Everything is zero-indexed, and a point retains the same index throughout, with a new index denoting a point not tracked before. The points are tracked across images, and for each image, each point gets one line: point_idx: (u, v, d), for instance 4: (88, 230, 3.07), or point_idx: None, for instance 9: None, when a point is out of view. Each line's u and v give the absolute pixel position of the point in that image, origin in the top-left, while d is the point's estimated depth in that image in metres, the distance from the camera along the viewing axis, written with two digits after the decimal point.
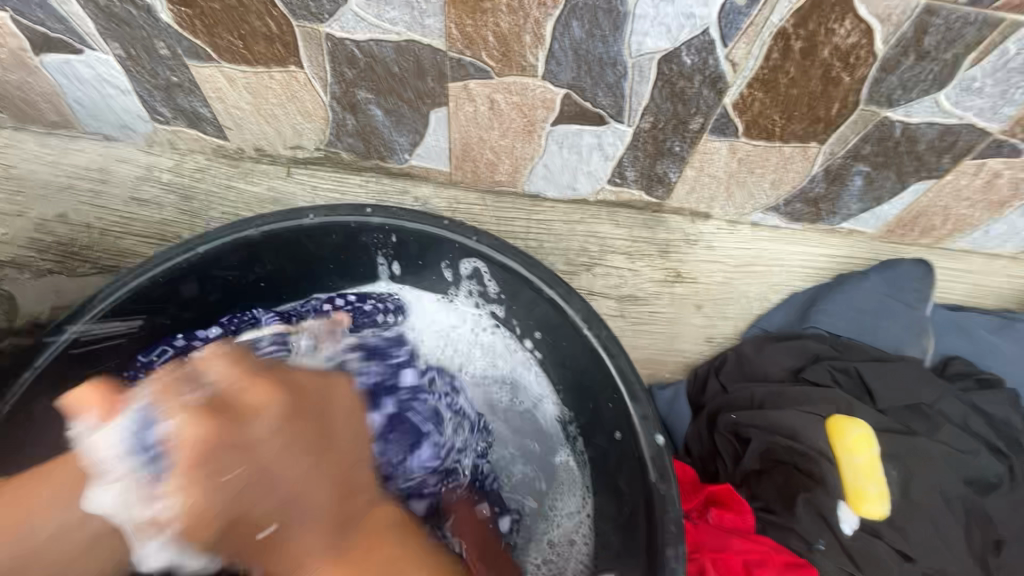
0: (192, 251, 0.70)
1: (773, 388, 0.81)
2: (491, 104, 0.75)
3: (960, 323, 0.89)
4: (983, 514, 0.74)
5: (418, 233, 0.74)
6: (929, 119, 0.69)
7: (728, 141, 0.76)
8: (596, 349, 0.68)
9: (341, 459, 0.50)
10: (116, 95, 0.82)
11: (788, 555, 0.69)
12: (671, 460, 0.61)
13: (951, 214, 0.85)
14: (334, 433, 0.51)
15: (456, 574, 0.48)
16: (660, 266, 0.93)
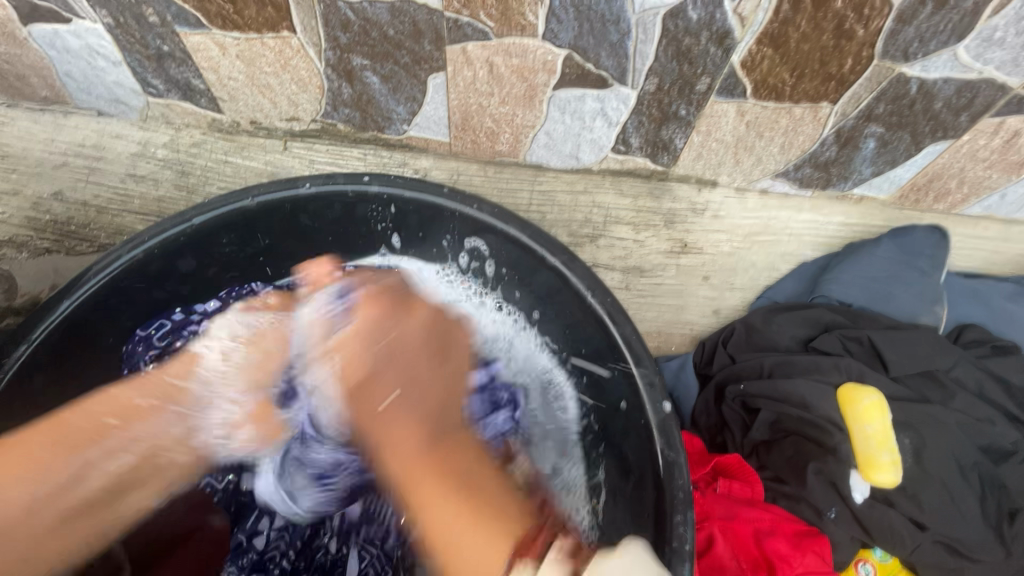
0: (187, 222, 0.69)
1: (781, 358, 0.79)
2: (490, 68, 0.73)
3: (976, 290, 0.87)
4: (999, 482, 0.73)
5: (417, 203, 0.73)
6: (947, 74, 0.66)
7: (735, 103, 0.74)
8: (600, 317, 0.66)
9: (457, 370, 0.63)
10: (107, 67, 0.80)
11: (799, 523, 0.68)
12: (678, 427, 0.60)
13: (968, 177, 0.82)
14: (451, 357, 0.63)
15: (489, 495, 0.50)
16: (666, 237, 0.91)
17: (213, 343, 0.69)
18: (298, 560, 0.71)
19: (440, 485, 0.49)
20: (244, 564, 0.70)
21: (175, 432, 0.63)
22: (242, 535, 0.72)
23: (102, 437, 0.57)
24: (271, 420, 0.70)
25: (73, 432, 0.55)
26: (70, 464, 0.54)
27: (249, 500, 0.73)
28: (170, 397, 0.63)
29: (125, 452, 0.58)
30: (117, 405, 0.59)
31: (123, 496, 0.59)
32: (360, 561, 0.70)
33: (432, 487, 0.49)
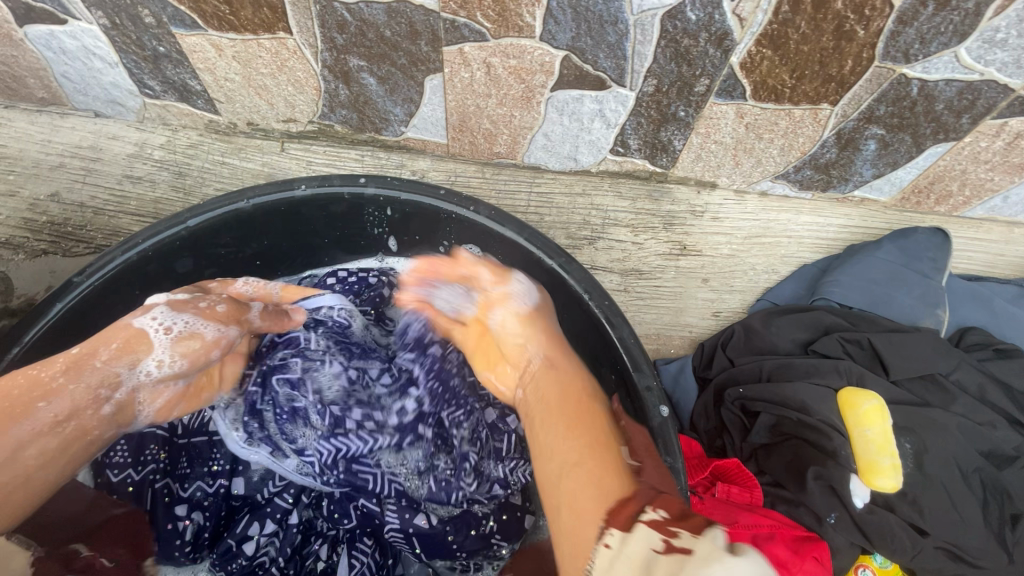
0: (182, 223, 0.68)
1: (781, 361, 0.78)
2: (488, 69, 0.72)
3: (977, 292, 0.86)
4: (1001, 487, 0.72)
5: (414, 204, 0.72)
6: (949, 75, 0.66)
7: (735, 104, 0.73)
8: (598, 321, 0.66)
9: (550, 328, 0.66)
10: (103, 68, 0.80)
11: (798, 529, 0.68)
12: (676, 433, 0.59)
13: (970, 179, 0.81)
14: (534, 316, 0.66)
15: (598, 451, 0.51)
16: (666, 239, 0.90)
17: (155, 337, 0.60)
18: (289, 567, 0.68)
19: (575, 434, 0.52)
20: (234, 569, 0.66)
21: (115, 407, 0.59)
22: (232, 541, 0.67)
23: (28, 415, 0.53)
24: (173, 409, 0.64)
25: (10, 403, 0.52)
26: (6, 441, 0.51)
27: (241, 505, 0.70)
28: (105, 383, 0.57)
29: (54, 428, 0.54)
30: (33, 384, 0.54)
31: (51, 467, 0.54)
32: (350, 570, 0.67)
33: (576, 427, 0.53)
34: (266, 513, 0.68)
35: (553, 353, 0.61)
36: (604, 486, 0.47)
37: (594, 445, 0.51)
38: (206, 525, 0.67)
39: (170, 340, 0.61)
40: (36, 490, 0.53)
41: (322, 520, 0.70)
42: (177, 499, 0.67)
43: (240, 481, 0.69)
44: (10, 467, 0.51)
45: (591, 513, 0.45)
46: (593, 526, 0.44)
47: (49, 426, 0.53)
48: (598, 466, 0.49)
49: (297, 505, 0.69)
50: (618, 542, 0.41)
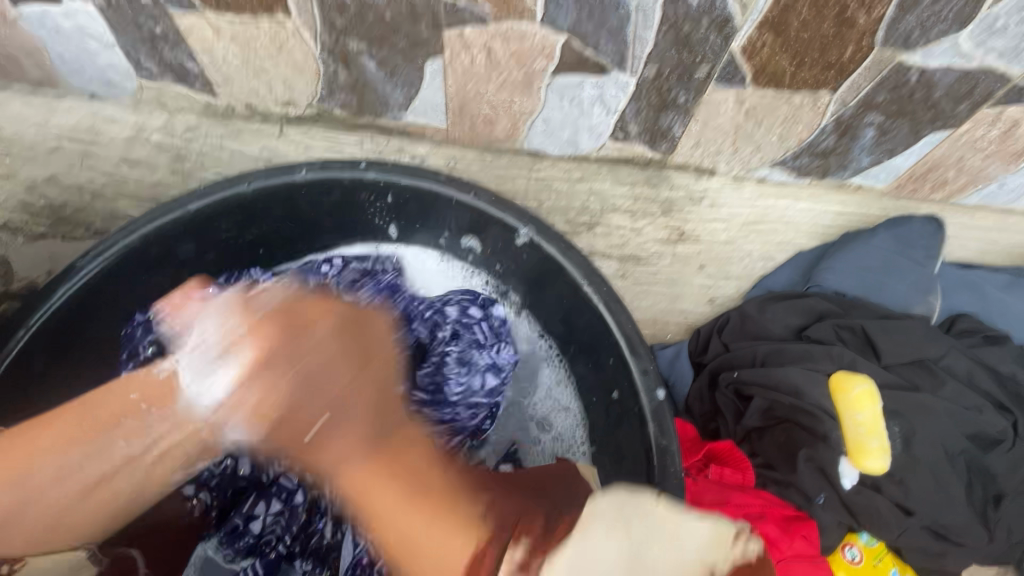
0: (184, 207, 0.68)
1: (775, 346, 0.80)
2: (488, 53, 0.72)
3: (969, 279, 0.87)
4: (985, 468, 0.74)
5: (413, 189, 0.72)
6: (947, 63, 0.66)
7: (735, 91, 0.73)
8: (596, 306, 0.66)
9: (377, 369, 0.59)
10: (99, 49, 0.79)
11: (788, 509, 0.70)
12: (671, 415, 0.60)
13: (965, 166, 0.82)
14: (363, 335, 0.62)
15: (435, 495, 0.45)
16: (664, 225, 0.91)
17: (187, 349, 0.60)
18: (297, 543, 0.71)
19: (389, 486, 0.46)
20: (241, 547, 0.70)
21: (154, 443, 0.57)
22: (239, 519, 0.70)
23: (135, 413, 0.56)
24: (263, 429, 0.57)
25: (99, 415, 0.55)
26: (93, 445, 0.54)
27: (248, 484, 0.71)
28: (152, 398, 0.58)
29: (154, 438, 0.57)
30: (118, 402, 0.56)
31: (132, 482, 0.56)
32: (355, 548, 0.68)
33: (375, 481, 0.47)
34: (272, 492, 0.71)
35: (333, 397, 0.54)
36: (427, 542, 0.43)
37: (428, 493, 0.45)
38: (213, 504, 0.72)
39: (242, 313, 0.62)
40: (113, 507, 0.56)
41: (326, 501, 0.71)
42: (185, 479, 0.69)
43: (245, 462, 0.70)
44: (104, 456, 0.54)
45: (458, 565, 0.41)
46: (465, 548, 0.42)
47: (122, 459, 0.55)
48: (392, 513, 0.45)
49: (300, 486, 0.70)
50: None
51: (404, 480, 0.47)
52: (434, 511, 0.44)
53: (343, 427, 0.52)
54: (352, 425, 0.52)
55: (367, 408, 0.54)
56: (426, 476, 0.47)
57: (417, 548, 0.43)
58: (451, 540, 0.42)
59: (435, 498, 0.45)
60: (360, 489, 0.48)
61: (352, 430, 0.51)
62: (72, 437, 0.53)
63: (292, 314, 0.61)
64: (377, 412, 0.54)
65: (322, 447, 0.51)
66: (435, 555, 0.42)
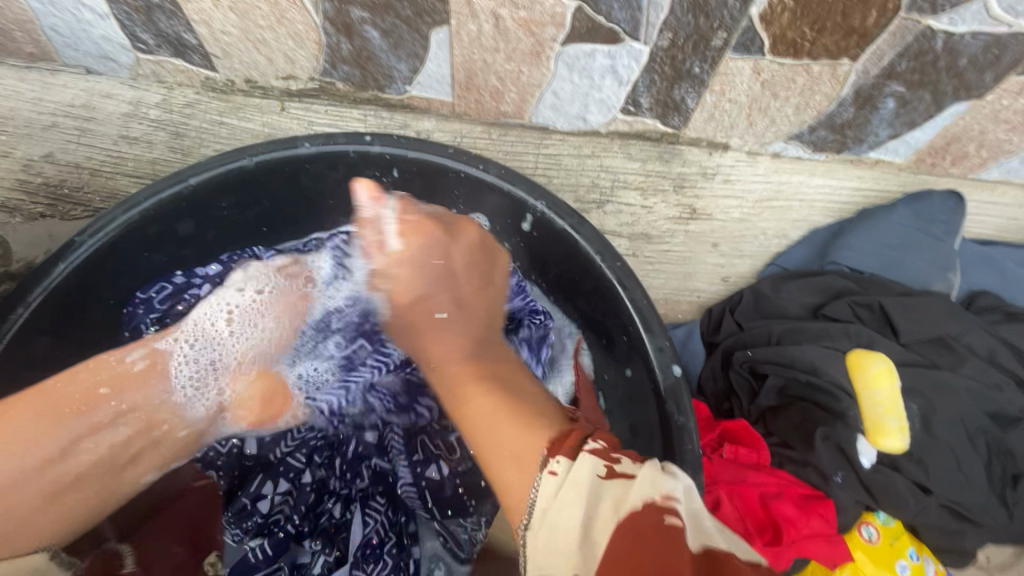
0: (184, 181, 0.66)
1: (790, 325, 0.78)
2: (496, 21, 0.69)
3: (990, 256, 0.85)
4: (1005, 447, 0.73)
5: (419, 163, 0.70)
6: (975, 28, 0.63)
7: (751, 60, 0.71)
8: (609, 282, 0.64)
9: (494, 299, 0.67)
10: (93, 20, 0.77)
11: (803, 487, 0.69)
12: (688, 392, 0.59)
13: (988, 140, 0.80)
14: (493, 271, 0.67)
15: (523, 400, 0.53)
16: (675, 203, 0.89)
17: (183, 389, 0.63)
18: (305, 523, 0.71)
19: (484, 396, 0.54)
20: (249, 526, 0.69)
21: (123, 433, 0.59)
22: (246, 499, 0.69)
23: (97, 406, 0.58)
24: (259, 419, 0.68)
25: (59, 401, 0.56)
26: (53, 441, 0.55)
27: (254, 464, 0.71)
28: (118, 384, 0.59)
29: (116, 421, 0.59)
30: (80, 395, 0.57)
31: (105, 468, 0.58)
32: (364, 526, 0.69)
33: (475, 389, 0.56)
34: (279, 472, 0.70)
35: (465, 311, 0.64)
36: (513, 452, 0.48)
37: (523, 401, 0.53)
38: (222, 483, 0.70)
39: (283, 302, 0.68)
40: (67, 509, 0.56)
41: (335, 479, 0.72)
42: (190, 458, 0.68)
43: (252, 442, 0.71)
44: (70, 460, 0.56)
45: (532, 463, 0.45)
46: (537, 459, 0.45)
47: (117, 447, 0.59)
48: (484, 423, 0.52)
49: (309, 465, 0.71)
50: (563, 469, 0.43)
51: (502, 396, 0.54)
52: (526, 418, 0.50)
53: (467, 323, 0.63)
54: (454, 326, 0.62)
55: (480, 327, 0.64)
56: (524, 397, 0.54)
57: (501, 443, 0.49)
58: (524, 453, 0.47)
59: (528, 410, 0.51)
60: (457, 393, 0.57)
61: (461, 356, 0.60)
62: (28, 420, 0.54)
63: (436, 231, 0.64)
64: (482, 333, 0.64)
65: (448, 374, 0.59)
66: (514, 452, 0.47)
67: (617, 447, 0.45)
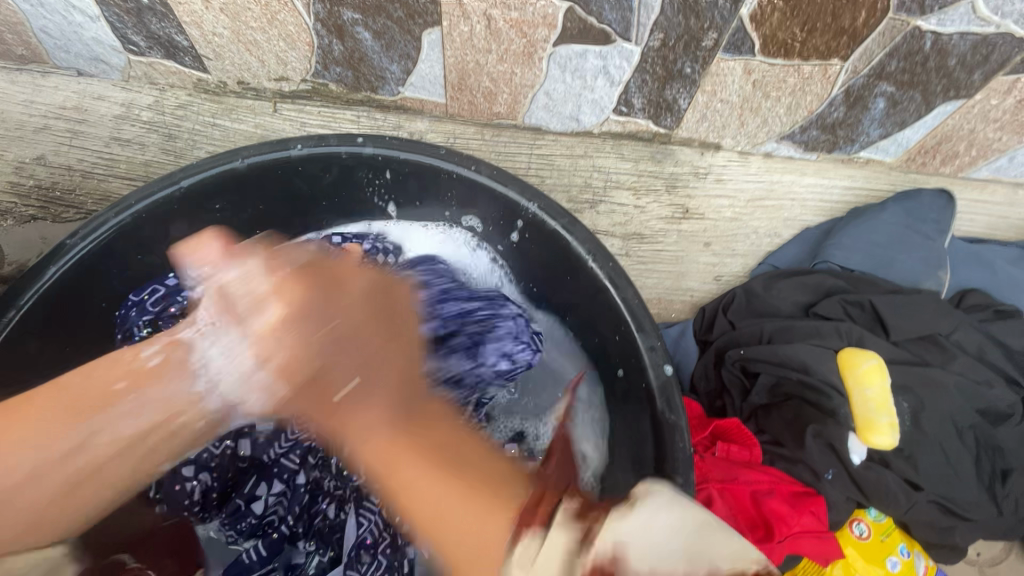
0: (175, 183, 0.66)
1: (782, 323, 0.78)
2: (488, 22, 0.70)
3: (979, 254, 0.86)
4: (994, 443, 0.74)
5: (412, 164, 0.70)
6: (963, 28, 0.64)
7: (743, 60, 0.71)
8: (601, 283, 0.65)
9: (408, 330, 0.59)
10: (85, 23, 0.76)
11: (797, 485, 0.69)
12: (679, 391, 0.59)
13: (977, 139, 0.80)
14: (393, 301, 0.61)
15: (459, 467, 0.43)
16: (668, 203, 0.89)
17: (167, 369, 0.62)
18: (299, 523, 0.71)
19: (415, 463, 0.43)
20: (243, 528, 0.69)
21: (144, 425, 0.50)
22: (241, 501, 0.69)
23: (116, 403, 0.50)
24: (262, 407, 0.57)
25: (77, 399, 0.49)
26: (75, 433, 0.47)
27: (249, 466, 0.71)
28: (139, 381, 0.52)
29: (138, 416, 0.50)
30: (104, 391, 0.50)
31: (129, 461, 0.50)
32: (359, 527, 0.68)
33: (409, 455, 0.44)
34: (273, 473, 0.70)
35: (367, 371, 0.53)
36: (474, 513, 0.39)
37: (470, 482, 0.41)
38: (214, 485, 0.69)
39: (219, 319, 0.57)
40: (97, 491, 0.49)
41: (328, 480, 0.71)
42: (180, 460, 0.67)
43: (246, 442, 0.70)
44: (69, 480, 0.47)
45: (493, 511, 0.39)
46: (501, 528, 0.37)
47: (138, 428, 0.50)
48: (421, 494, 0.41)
49: (303, 466, 0.71)
50: (536, 545, 0.35)
51: (439, 462, 0.43)
52: (476, 495, 0.40)
53: (384, 381, 0.52)
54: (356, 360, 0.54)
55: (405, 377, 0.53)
56: (467, 462, 0.43)
57: (445, 514, 0.40)
58: (483, 521, 0.38)
59: (478, 487, 0.41)
60: (384, 462, 0.45)
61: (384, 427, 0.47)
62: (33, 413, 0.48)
63: (322, 272, 0.61)
64: (405, 387, 0.52)
65: (364, 436, 0.48)
66: (468, 538, 0.38)
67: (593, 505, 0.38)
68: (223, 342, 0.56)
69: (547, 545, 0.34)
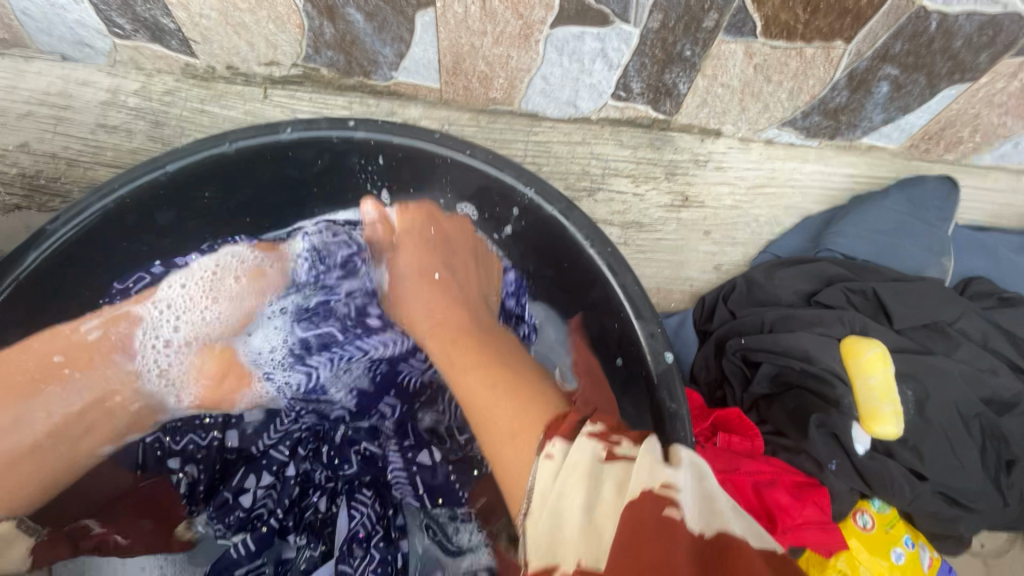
0: (160, 168, 0.64)
1: (784, 312, 0.77)
2: (483, 3, 0.68)
3: (982, 242, 0.85)
4: (1000, 433, 0.72)
5: (405, 148, 0.68)
6: (970, 7, 0.62)
7: (744, 42, 0.69)
8: (600, 270, 0.63)
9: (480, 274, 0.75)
10: (67, 5, 0.74)
11: (799, 475, 0.68)
12: (680, 379, 0.58)
13: (981, 124, 0.79)
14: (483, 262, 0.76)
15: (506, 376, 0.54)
16: (667, 190, 0.87)
17: (150, 346, 0.65)
18: (289, 517, 0.68)
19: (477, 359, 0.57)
20: (232, 522, 0.67)
21: (81, 402, 0.59)
22: (229, 493, 0.67)
23: (55, 380, 0.58)
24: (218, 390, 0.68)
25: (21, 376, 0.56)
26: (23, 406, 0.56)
27: (237, 457, 0.71)
28: (75, 359, 0.59)
29: (74, 395, 0.59)
30: (54, 338, 0.59)
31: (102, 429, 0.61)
32: (350, 520, 0.67)
33: (470, 360, 0.58)
34: (263, 465, 0.69)
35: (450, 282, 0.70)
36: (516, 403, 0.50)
37: (513, 382, 0.53)
38: (200, 478, 0.70)
39: (247, 285, 0.70)
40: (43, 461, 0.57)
41: (320, 472, 0.71)
42: (170, 452, 0.70)
43: (233, 434, 0.71)
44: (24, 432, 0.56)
45: (529, 437, 0.45)
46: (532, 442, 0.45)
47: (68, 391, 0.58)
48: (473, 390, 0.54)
49: (293, 458, 0.70)
50: (559, 453, 0.41)
51: (490, 364, 0.56)
52: (518, 389, 0.51)
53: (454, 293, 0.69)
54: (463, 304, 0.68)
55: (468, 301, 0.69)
56: (513, 363, 0.57)
57: (498, 423, 0.49)
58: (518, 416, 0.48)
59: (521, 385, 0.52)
60: (451, 362, 0.59)
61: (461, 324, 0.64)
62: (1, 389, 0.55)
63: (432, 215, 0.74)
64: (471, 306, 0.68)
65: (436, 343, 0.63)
66: (516, 465, 0.45)
67: (618, 430, 0.43)
68: (193, 315, 0.67)
69: (572, 452, 0.41)
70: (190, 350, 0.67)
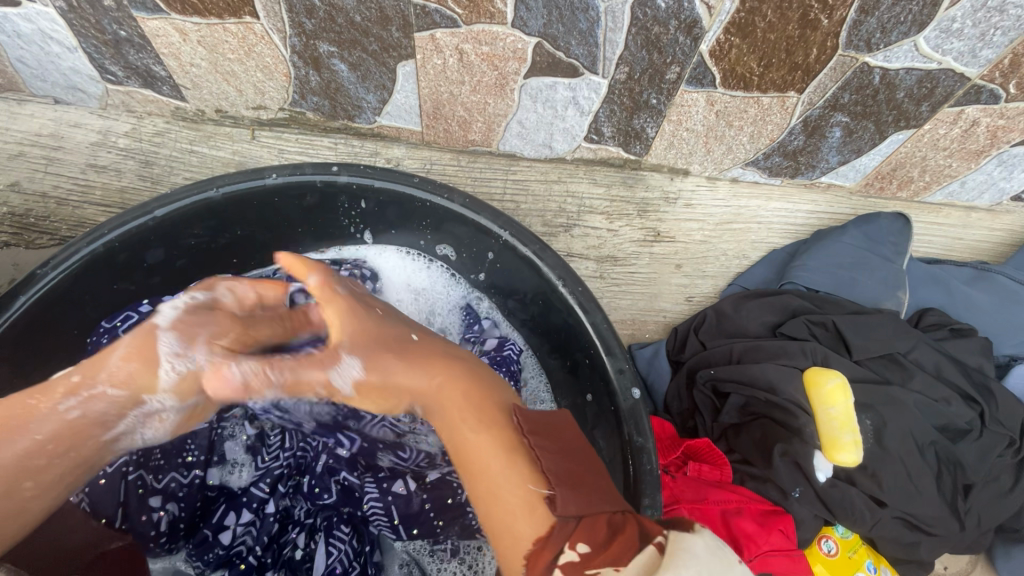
0: (149, 213, 0.67)
1: (751, 343, 0.81)
2: (460, 55, 0.72)
3: (935, 274, 0.90)
4: (954, 458, 0.76)
5: (387, 192, 0.71)
6: (908, 64, 0.67)
7: (705, 92, 0.74)
8: (572, 307, 0.66)
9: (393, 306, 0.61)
10: (62, 53, 0.77)
11: (765, 503, 0.70)
12: (647, 414, 0.60)
13: (929, 165, 0.84)
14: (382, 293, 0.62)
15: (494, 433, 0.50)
16: (640, 226, 0.92)
17: (128, 421, 0.54)
18: (267, 555, 0.69)
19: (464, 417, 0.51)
20: (210, 559, 0.68)
21: (51, 468, 0.50)
22: (209, 530, 0.69)
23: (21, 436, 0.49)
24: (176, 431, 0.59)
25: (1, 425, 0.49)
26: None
27: (217, 495, 0.71)
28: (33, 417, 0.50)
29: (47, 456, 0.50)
30: (24, 412, 0.50)
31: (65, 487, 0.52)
32: (327, 556, 0.68)
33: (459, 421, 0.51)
34: (243, 502, 0.70)
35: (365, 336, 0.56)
36: (526, 507, 0.44)
37: (502, 457, 0.47)
38: (182, 515, 0.68)
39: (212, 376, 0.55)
40: (31, 516, 0.51)
41: (299, 508, 0.73)
42: (151, 490, 0.68)
43: (216, 471, 0.72)
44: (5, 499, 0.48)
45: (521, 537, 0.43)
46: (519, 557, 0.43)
47: (40, 454, 0.49)
48: (485, 460, 0.48)
49: (273, 494, 0.71)
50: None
51: (480, 423, 0.50)
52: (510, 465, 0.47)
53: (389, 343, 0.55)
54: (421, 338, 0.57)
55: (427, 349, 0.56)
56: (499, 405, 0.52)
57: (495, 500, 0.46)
58: (529, 524, 0.43)
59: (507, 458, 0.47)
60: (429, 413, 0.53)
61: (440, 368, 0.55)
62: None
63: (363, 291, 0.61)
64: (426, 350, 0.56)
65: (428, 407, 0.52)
66: None
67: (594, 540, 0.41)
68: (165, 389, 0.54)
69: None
70: (166, 418, 0.56)
